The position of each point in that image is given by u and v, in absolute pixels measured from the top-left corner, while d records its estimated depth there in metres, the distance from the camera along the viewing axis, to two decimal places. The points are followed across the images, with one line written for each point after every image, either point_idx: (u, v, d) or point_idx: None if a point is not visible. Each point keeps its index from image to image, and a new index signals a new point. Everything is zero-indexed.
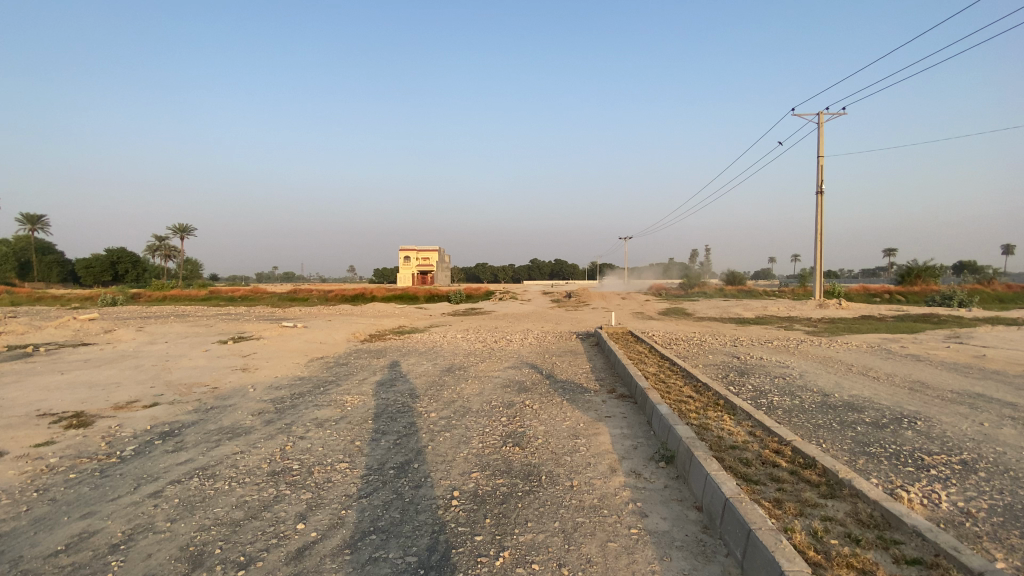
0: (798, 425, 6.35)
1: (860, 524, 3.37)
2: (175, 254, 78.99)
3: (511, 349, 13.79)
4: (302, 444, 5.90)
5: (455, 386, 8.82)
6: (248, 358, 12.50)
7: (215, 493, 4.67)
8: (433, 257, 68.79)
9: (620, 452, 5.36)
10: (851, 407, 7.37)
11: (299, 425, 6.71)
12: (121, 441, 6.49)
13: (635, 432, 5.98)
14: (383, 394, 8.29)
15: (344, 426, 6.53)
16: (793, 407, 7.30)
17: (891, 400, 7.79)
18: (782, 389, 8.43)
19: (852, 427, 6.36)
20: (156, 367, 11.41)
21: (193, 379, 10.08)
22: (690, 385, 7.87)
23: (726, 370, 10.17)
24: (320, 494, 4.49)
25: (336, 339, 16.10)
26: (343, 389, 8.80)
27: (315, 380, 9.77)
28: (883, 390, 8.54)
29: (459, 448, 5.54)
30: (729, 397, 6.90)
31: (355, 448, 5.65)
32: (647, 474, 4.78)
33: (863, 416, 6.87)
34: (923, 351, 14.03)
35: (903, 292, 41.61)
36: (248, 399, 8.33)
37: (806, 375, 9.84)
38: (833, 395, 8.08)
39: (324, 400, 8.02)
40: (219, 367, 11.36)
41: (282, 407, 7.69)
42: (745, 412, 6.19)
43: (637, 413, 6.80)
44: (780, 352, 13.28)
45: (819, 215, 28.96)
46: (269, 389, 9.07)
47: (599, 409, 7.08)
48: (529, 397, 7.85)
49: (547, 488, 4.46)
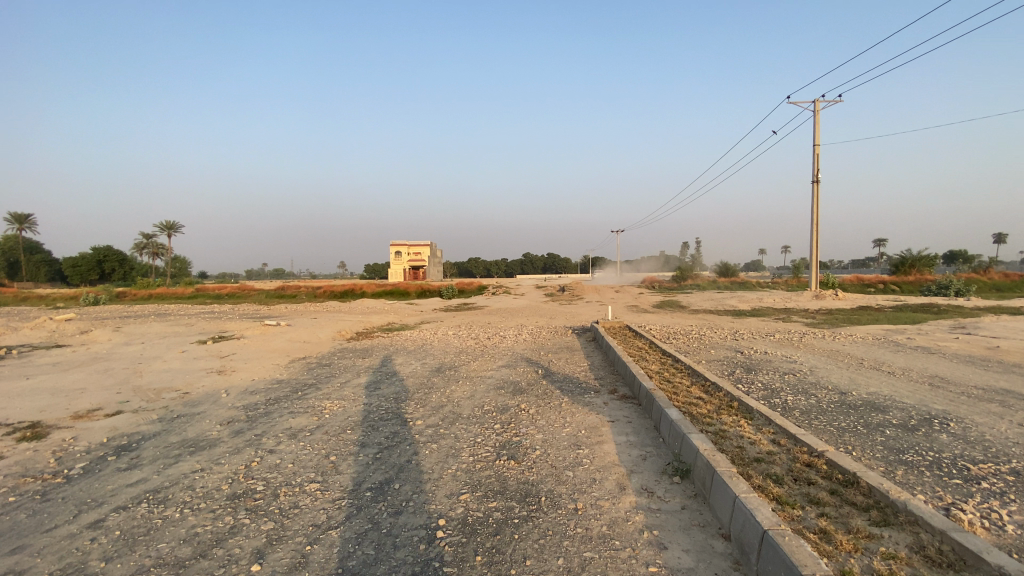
0: (822, 429, 5.78)
1: (931, 564, 2.80)
2: (163, 252, 77.73)
3: (505, 346, 13.14)
4: (270, 460, 5.26)
5: (446, 388, 8.16)
6: (227, 360, 11.76)
7: (163, 523, 3.99)
8: (425, 251, 67.88)
9: (627, 465, 4.76)
10: (874, 407, 6.84)
11: (270, 436, 6.05)
12: (73, 456, 5.62)
13: (642, 441, 5.36)
14: (366, 399, 7.62)
15: (320, 438, 5.87)
16: (811, 407, 6.72)
17: (914, 399, 7.25)
18: (794, 388, 7.85)
19: (880, 431, 5.80)
20: (127, 370, 10.64)
21: (165, 383, 9.34)
22: (698, 385, 7.23)
23: (733, 366, 9.59)
24: (285, 524, 3.85)
25: (321, 338, 15.37)
26: (323, 394, 8.14)
27: (295, 383, 9.06)
28: (901, 388, 8.00)
29: (447, 463, 4.91)
30: (743, 398, 6.30)
31: (329, 465, 5.01)
32: (661, 492, 4.19)
33: (889, 417, 6.34)
34: (932, 343, 13.58)
35: (899, 282, 41.33)
36: (220, 407, 7.62)
37: (817, 371, 9.30)
38: (851, 393, 7.56)
39: (302, 407, 7.33)
40: (195, 370, 10.62)
41: (255, 415, 7.02)
42: (763, 416, 5.58)
43: (642, 417, 6.20)
44: (785, 346, 12.74)
45: (814, 205, 28.72)
46: (243, 395, 8.35)
47: (601, 412, 6.44)
48: (525, 400, 7.21)
49: (548, 514, 3.84)
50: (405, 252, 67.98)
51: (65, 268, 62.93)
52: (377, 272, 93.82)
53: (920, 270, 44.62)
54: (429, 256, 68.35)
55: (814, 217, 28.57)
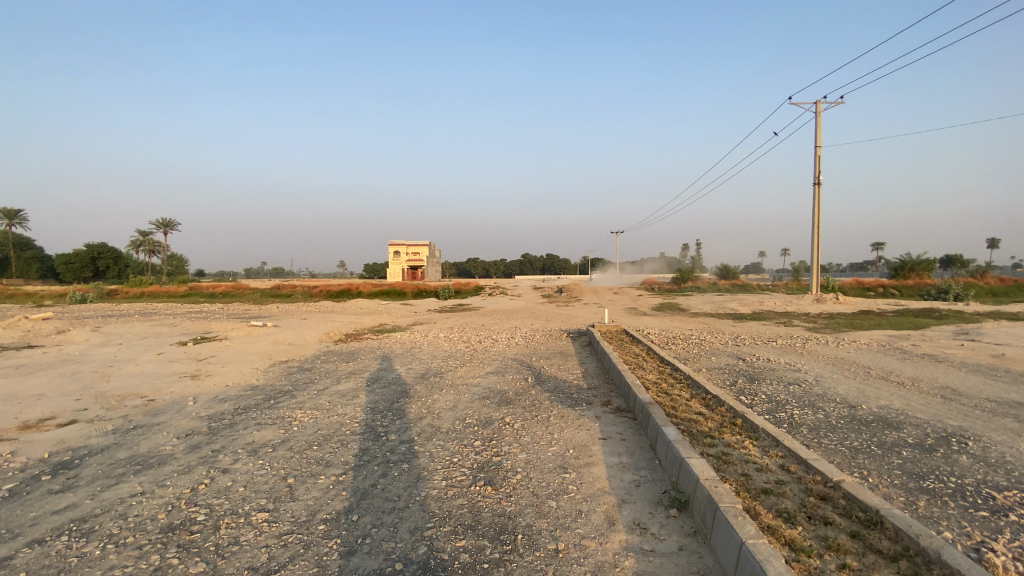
0: (832, 451, 5.23)
1: None
2: (159, 249, 77.15)
3: (496, 350, 12.59)
4: (220, 482, 4.74)
5: (427, 398, 7.62)
6: (203, 363, 11.22)
7: (80, 562, 3.46)
8: (423, 250, 67.36)
9: (619, 494, 4.23)
10: (887, 423, 6.28)
11: (228, 452, 5.53)
12: (3, 476, 5.07)
13: (637, 463, 4.83)
14: (340, 410, 7.07)
15: (281, 456, 5.33)
16: (818, 423, 6.18)
17: (928, 414, 6.70)
18: (800, 401, 7.30)
19: (896, 452, 5.24)
20: (95, 374, 10.09)
21: (131, 389, 8.78)
22: (699, 398, 6.68)
23: (734, 375, 9.05)
24: (218, 565, 3.33)
25: (307, 340, 14.79)
26: (295, 402, 7.60)
27: (269, 391, 8.50)
28: (912, 400, 7.45)
29: (415, 488, 4.37)
30: (747, 415, 5.74)
31: (284, 489, 4.47)
32: (655, 528, 3.67)
33: (903, 435, 5.79)
34: (939, 350, 13.05)
35: (898, 286, 40.88)
36: (182, 417, 7.08)
37: (822, 381, 8.75)
38: (860, 407, 7.01)
39: (270, 418, 6.81)
40: (166, 374, 10.07)
41: (217, 427, 6.49)
42: (769, 436, 5.02)
43: (637, 435, 5.66)
44: (787, 353, 12.18)
45: (815, 207, 28.25)
46: (211, 403, 7.81)
47: (593, 428, 5.91)
48: (511, 412, 6.67)
49: (524, 557, 3.31)
50: (403, 252, 67.47)
51: (58, 264, 62.29)
52: (375, 271, 93.44)
53: (919, 275, 44.18)
54: (427, 256, 67.80)
55: (815, 219, 28.03)
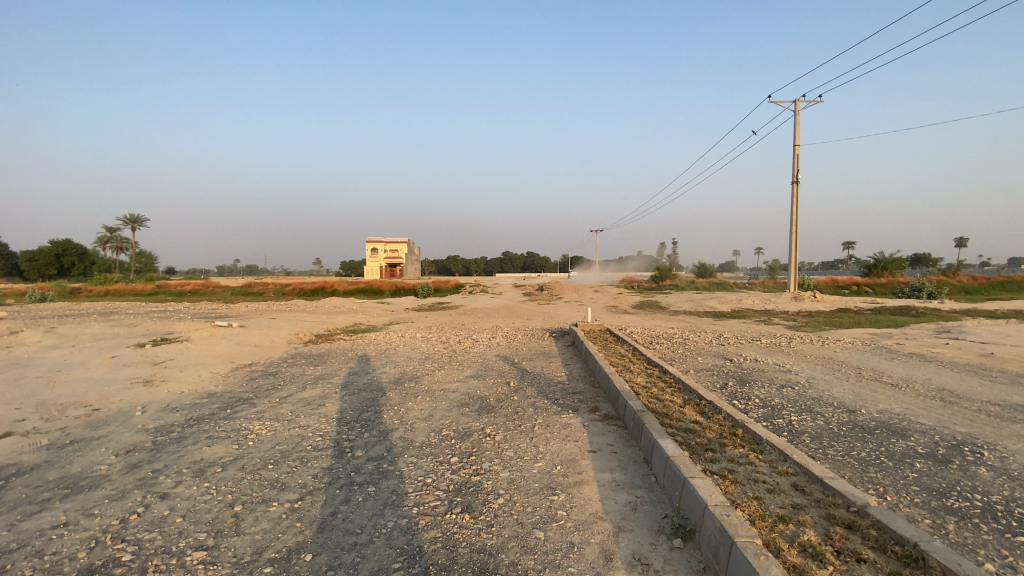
0: (840, 463, 4.82)
1: None
2: (127, 246, 74.59)
3: (477, 351, 11.99)
4: (156, 511, 4.09)
5: (400, 406, 7.03)
6: (160, 367, 10.42)
7: None
8: (401, 248, 66.31)
9: (615, 520, 3.71)
10: (891, 429, 5.94)
11: (171, 473, 4.88)
12: None
13: (631, 481, 4.33)
14: (303, 421, 6.43)
15: (231, 477, 4.71)
16: (820, 431, 5.78)
17: (931, 420, 6.37)
18: (797, 405, 6.90)
19: (908, 465, 4.86)
20: (39, 379, 9.24)
21: (75, 397, 7.98)
22: (692, 405, 6.21)
23: (725, 377, 8.66)
24: None
25: (275, 342, 13.98)
26: (256, 412, 6.95)
27: (227, 399, 7.80)
28: (911, 404, 7.12)
29: (382, 518, 3.80)
30: (748, 424, 5.29)
31: (229, 520, 3.86)
32: (659, 564, 3.17)
33: (912, 444, 5.45)
34: (925, 349, 12.90)
35: (872, 283, 41.49)
36: (126, 430, 6.36)
37: (816, 382, 8.41)
38: (860, 411, 6.66)
39: (225, 431, 6.16)
40: (117, 380, 9.25)
41: (164, 442, 5.81)
42: (775, 448, 4.58)
43: (629, 446, 5.17)
44: (774, 352, 11.86)
45: (794, 205, 28.28)
46: (161, 413, 7.08)
47: (581, 439, 5.40)
48: (491, 422, 6.13)
49: None
50: (381, 249, 66.31)
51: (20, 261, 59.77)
52: (353, 270, 91.79)
53: (892, 272, 44.92)
54: (406, 253, 66.74)
55: (794, 218, 28.07)
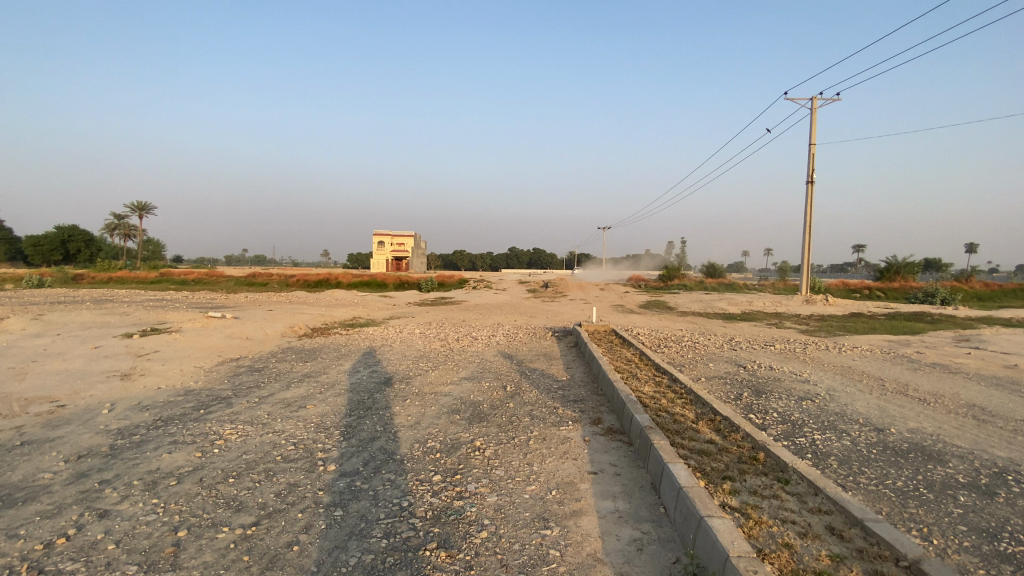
0: (874, 494, 4.23)
1: None
2: (134, 233, 74.67)
3: (474, 350, 11.44)
4: (88, 534, 3.56)
5: (387, 410, 6.50)
6: (142, 360, 9.93)
7: None
8: (407, 241, 65.87)
9: (617, 565, 3.15)
10: (926, 453, 5.33)
11: (119, 485, 4.36)
12: None
13: (638, 513, 3.75)
14: (279, 425, 5.90)
15: (184, 493, 4.18)
16: (847, 453, 5.18)
17: (967, 442, 5.74)
18: (819, 421, 6.29)
19: (951, 498, 4.25)
20: (12, 370, 8.78)
21: (43, 391, 7.49)
22: (706, 421, 5.61)
23: (738, 387, 8.07)
24: None
25: (268, 335, 13.46)
26: (230, 413, 6.43)
27: (203, 397, 7.29)
28: (942, 422, 6.51)
29: (344, 552, 3.26)
30: (770, 445, 4.70)
31: (168, 550, 3.33)
32: None
33: (952, 472, 4.84)
34: (947, 359, 12.22)
35: (884, 287, 40.59)
36: (86, 430, 5.86)
37: (836, 394, 7.80)
38: (888, 430, 6.05)
39: (192, 435, 5.63)
40: (93, 373, 8.77)
41: (123, 447, 5.30)
42: (803, 478, 3.98)
43: (636, 468, 4.59)
44: (789, 359, 11.23)
45: (808, 206, 27.48)
46: (129, 412, 6.58)
47: (581, 458, 4.83)
48: (483, 433, 5.57)
49: None
50: (387, 242, 65.80)
51: (25, 246, 59.80)
52: (359, 263, 91.38)
53: (904, 277, 43.98)
54: (411, 247, 66.32)
55: (808, 218, 27.29)
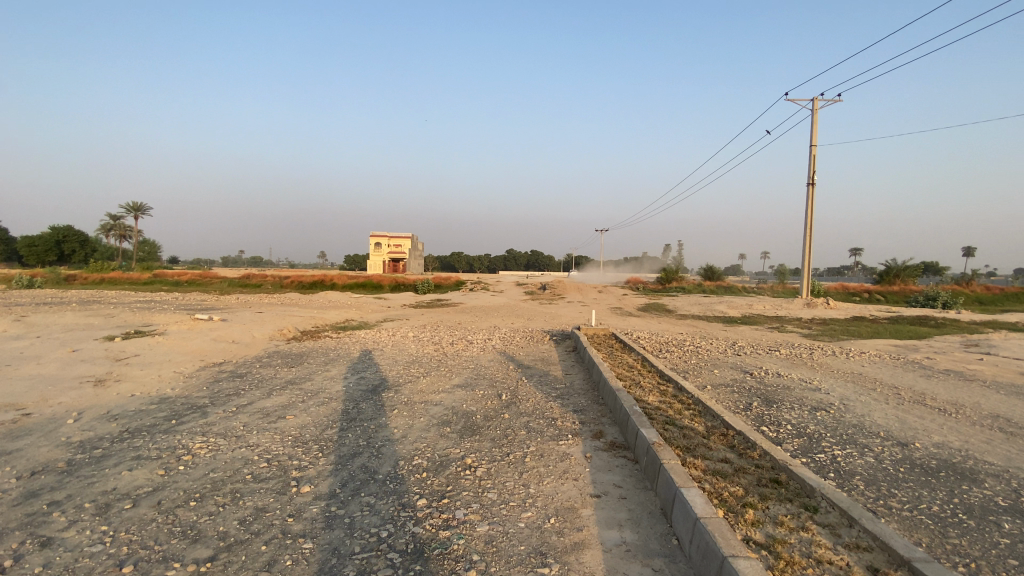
0: (910, 522, 3.79)
1: None
2: (130, 234, 74.17)
3: (469, 355, 10.98)
4: (23, 568, 3.10)
5: (372, 422, 6.04)
6: (120, 364, 9.46)
7: None
8: (404, 243, 65.45)
9: None
10: (958, 471, 4.89)
11: (67, 509, 3.88)
12: None
13: (648, 547, 3.30)
14: (254, 439, 5.44)
15: (138, 520, 3.71)
16: (872, 472, 4.75)
17: (999, 458, 5.31)
18: (837, 434, 5.85)
19: (995, 526, 3.82)
20: None
21: (9, 398, 7.03)
22: (717, 435, 5.16)
23: (747, 395, 7.63)
24: None
25: (256, 338, 12.99)
26: (203, 424, 5.97)
27: (178, 405, 6.82)
28: (969, 436, 6.08)
29: None
30: (791, 464, 4.25)
31: None
32: None
33: (990, 494, 4.40)
34: (959, 365, 11.79)
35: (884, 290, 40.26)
36: (46, 442, 5.40)
37: (851, 404, 7.37)
38: (913, 444, 5.61)
39: (158, 449, 5.16)
40: (66, 378, 8.31)
41: (79, 463, 4.82)
42: (831, 504, 3.54)
43: (643, 491, 4.13)
44: (797, 365, 10.80)
45: (810, 208, 27.12)
46: (96, 422, 6.11)
47: (582, 478, 4.39)
48: (475, 448, 5.12)
49: None
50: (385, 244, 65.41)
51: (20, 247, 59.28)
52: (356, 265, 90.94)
53: (904, 280, 43.59)
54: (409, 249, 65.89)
55: (810, 221, 26.94)
